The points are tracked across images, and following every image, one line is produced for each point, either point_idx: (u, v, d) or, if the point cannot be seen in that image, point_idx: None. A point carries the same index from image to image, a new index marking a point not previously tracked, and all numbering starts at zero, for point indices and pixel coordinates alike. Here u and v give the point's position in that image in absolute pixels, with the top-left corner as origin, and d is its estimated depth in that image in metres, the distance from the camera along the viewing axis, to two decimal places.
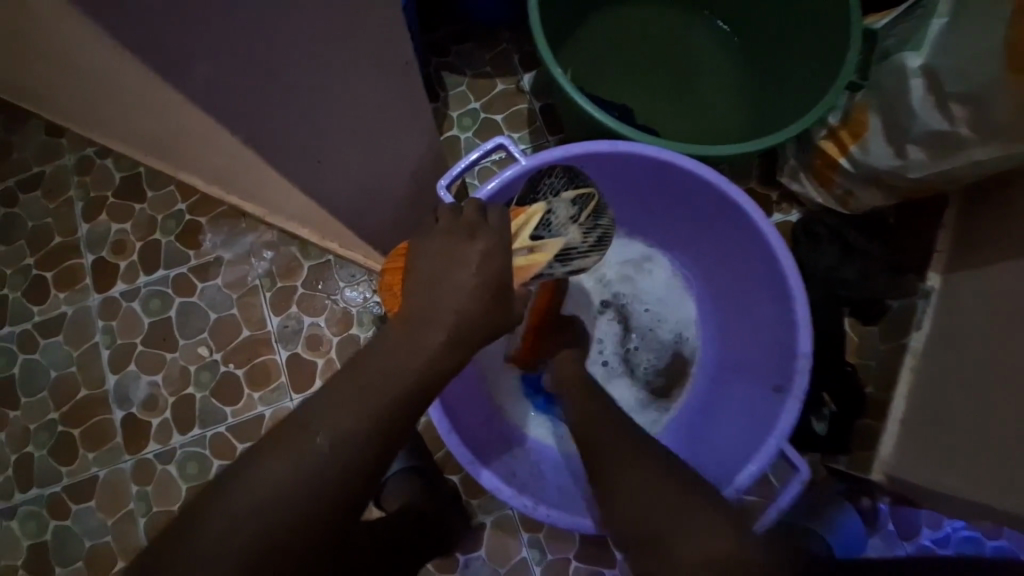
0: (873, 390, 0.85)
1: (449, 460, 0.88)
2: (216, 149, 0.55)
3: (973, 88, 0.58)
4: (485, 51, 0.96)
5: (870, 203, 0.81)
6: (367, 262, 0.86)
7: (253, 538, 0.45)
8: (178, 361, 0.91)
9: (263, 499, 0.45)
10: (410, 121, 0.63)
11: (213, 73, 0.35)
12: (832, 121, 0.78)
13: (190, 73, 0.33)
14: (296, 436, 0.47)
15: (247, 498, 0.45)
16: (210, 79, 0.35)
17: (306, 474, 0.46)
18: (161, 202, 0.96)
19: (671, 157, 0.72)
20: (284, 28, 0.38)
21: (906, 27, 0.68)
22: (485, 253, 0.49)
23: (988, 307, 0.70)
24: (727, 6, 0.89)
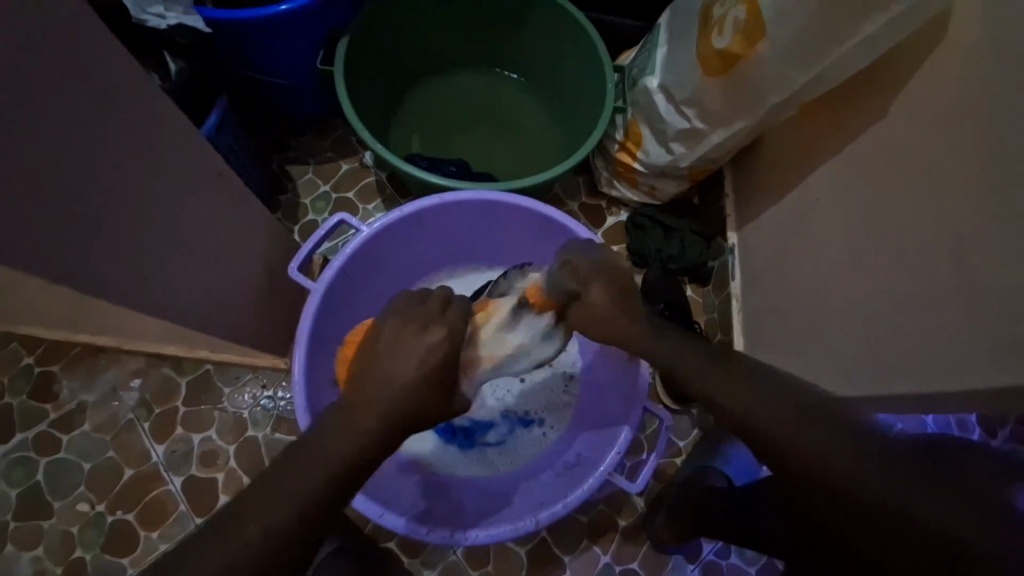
0: (722, 336, 1.00)
1: (380, 530, 0.89)
2: (35, 294, 0.56)
3: (692, 93, 0.79)
4: (322, 139, 1.03)
5: (669, 191, 0.98)
6: (244, 359, 0.87)
7: (259, 531, 0.48)
8: (57, 528, 0.85)
9: (269, 506, 0.49)
10: (230, 220, 0.69)
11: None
12: (618, 137, 0.94)
13: None
14: (285, 464, 0.51)
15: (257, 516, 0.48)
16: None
17: (297, 485, 0.50)
18: (5, 364, 0.90)
19: (493, 196, 0.83)
20: (59, 170, 0.43)
21: (642, 59, 0.89)
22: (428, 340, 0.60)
23: (773, 244, 0.89)
24: (514, 62, 1.04)
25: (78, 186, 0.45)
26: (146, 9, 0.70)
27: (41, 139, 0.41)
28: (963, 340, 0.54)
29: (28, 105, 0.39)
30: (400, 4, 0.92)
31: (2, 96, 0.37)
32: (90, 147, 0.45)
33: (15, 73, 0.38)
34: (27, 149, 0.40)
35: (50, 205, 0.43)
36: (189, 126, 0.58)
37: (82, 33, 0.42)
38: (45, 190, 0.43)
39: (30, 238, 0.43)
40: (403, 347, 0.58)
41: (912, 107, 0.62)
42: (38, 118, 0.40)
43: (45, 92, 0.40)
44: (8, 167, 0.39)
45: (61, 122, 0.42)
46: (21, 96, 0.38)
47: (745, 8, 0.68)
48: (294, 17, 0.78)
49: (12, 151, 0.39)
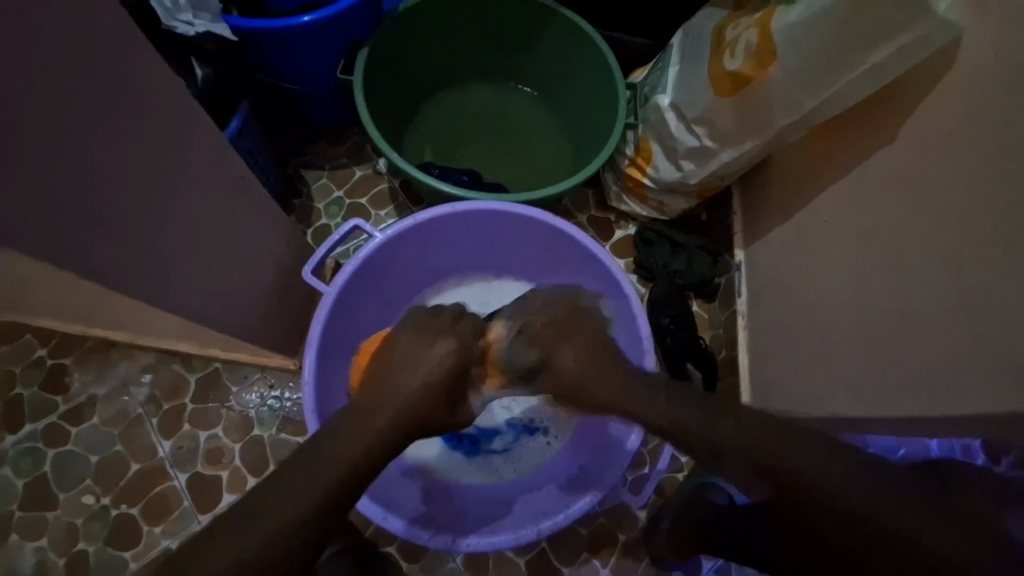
0: (726, 352, 1.01)
1: (380, 534, 0.89)
2: (56, 288, 0.58)
3: (703, 112, 0.80)
4: (338, 146, 1.06)
5: (677, 207, 0.99)
6: (254, 358, 0.88)
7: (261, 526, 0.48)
8: (62, 519, 0.86)
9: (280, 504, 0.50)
10: (247, 222, 0.70)
11: (24, 216, 0.41)
12: (629, 152, 0.96)
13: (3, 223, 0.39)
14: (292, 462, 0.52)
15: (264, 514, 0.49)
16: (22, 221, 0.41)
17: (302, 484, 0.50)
18: (19, 355, 0.92)
19: (504, 208, 0.84)
20: (90, 169, 0.45)
21: (654, 77, 0.91)
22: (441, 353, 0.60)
23: (779, 263, 0.90)
24: (529, 76, 1.07)
25: (105, 184, 0.47)
26: (175, 17, 0.74)
27: (75, 138, 0.42)
28: (967, 363, 0.55)
29: (65, 106, 0.41)
30: (420, 18, 0.94)
31: (42, 95, 0.39)
32: (120, 147, 0.47)
33: (55, 74, 0.39)
34: (61, 147, 0.42)
35: (80, 202, 0.45)
36: (214, 130, 0.60)
37: (121, 39, 0.44)
38: (75, 187, 0.44)
39: (58, 234, 0.44)
40: (418, 360, 0.59)
41: (919, 134, 0.63)
42: (74, 118, 0.42)
43: (82, 93, 0.42)
44: (41, 164, 0.41)
45: (95, 123, 0.44)
46: (60, 96, 0.40)
47: (758, 33, 0.72)
48: (316, 28, 0.80)
49: (47, 149, 0.41)
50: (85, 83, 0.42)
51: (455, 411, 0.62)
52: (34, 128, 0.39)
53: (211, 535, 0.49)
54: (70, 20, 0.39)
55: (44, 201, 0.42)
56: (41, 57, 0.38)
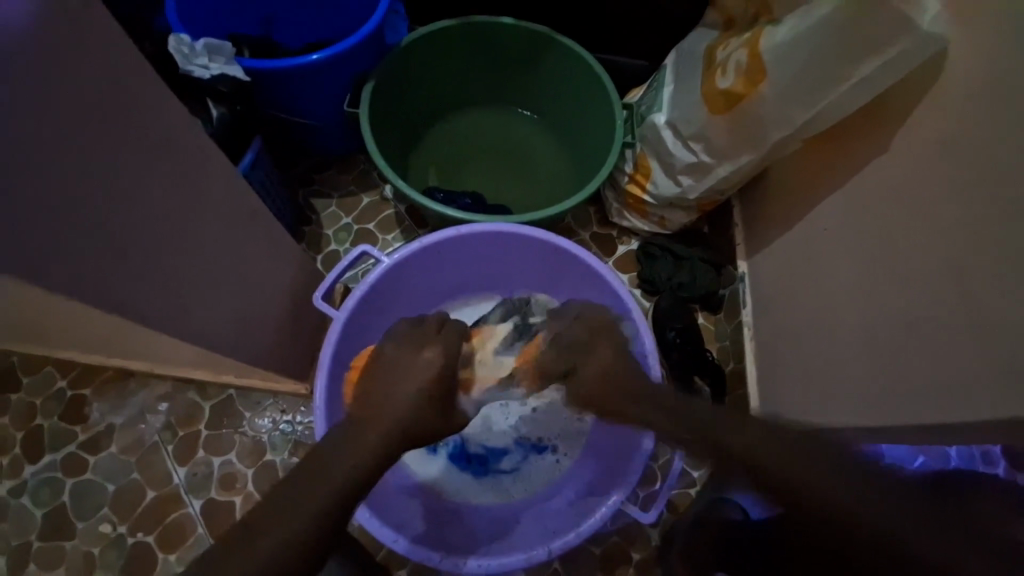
0: (735, 364, 1.00)
1: (393, 557, 0.89)
2: (77, 320, 0.60)
3: (698, 129, 0.82)
4: (345, 174, 1.09)
5: (678, 222, 1.01)
6: (266, 383, 0.90)
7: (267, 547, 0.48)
8: (80, 548, 0.87)
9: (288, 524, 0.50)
10: (259, 251, 0.73)
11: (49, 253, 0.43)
12: (628, 170, 0.98)
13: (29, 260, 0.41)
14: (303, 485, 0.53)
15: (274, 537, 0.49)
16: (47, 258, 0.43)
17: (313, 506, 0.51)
18: (40, 386, 0.95)
19: (507, 229, 0.86)
20: (111, 206, 0.47)
21: (650, 97, 0.93)
22: None
23: (782, 273, 0.90)
24: (528, 100, 1.10)
25: (124, 219, 0.49)
26: (192, 61, 0.79)
27: (96, 177, 0.45)
28: (973, 368, 0.54)
29: (88, 147, 0.43)
30: (422, 50, 0.98)
31: (67, 139, 0.41)
32: (138, 183, 0.50)
33: (78, 118, 0.42)
34: (84, 186, 0.44)
35: (101, 237, 0.47)
36: (227, 164, 0.62)
37: (140, 84, 0.47)
38: (96, 222, 0.47)
39: (78, 267, 0.46)
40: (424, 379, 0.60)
41: (912, 143, 0.64)
42: (97, 159, 0.45)
43: (104, 134, 0.45)
44: (66, 204, 0.43)
45: (115, 162, 0.46)
46: (83, 138, 0.43)
47: (747, 52, 0.74)
48: (326, 65, 0.84)
49: (71, 188, 0.43)
50: (106, 125, 0.44)
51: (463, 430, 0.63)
52: (58, 169, 0.42)
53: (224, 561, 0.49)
54: (93, 68, 0.42)
55: (68, 238, 0.44)
56: (65, 103, 0.41)
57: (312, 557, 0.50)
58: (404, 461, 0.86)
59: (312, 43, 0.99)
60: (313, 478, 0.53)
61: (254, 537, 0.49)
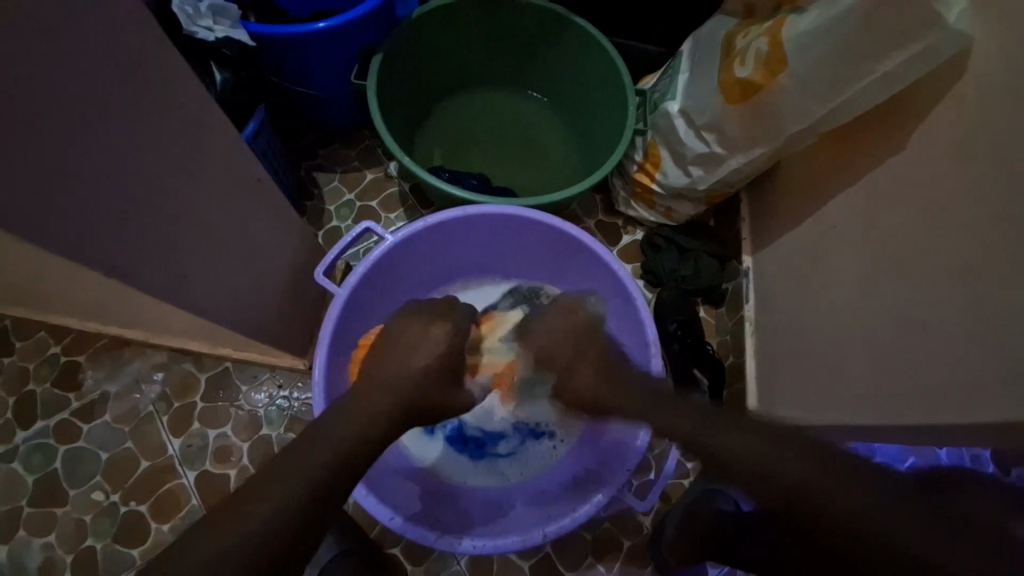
0: (734, 359, 1.01)
1: (386, 534, 0.89)
2: (73, 285, 0.59)
3: (712, 119, 0.81)
4: (349, 149, 1.07)
5: (685, 213, 1.00)
6: (263, 358, 0.89)
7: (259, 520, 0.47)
8: (71, 515, 0.86)
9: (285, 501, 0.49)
10: (260, 223, 0.71)
11: (46, 213, 0.42)
12: (637, 158, 0.96)
13: (26, 220, 0.40)
14: (301, 461, 0.52)
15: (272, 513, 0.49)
16: (44, 218, 0.41)
17: (311, 480, 0.51)
18: (33, 351, 0.94)
19: (513, 212, 0.85)
20: (111, 168, 0.46)
21: (664, 84, 0.91)
22: None
23: (787, 270, 0.90)
24: (538, 82, 1.08)
25: (124, 182, 0.48)
26: (197, 22, 0.76)
27: (95, 135, 0.43)
28: (976, 371, 0.54)
29: (86, 104, 0.42)
30: (432, 25, 0.95)
31: (65, 93, 0.40)
32: (139, 145, 0.48)
33: (76, 72, 0.40)
34: (82, 145, 0.42)
35: (99, 200, 0.46)
36: (230, 131, 0.61)
37: (144, 41, 0.45)
38: (96, 184, 0.45)
39: (75, 228, 0.45)
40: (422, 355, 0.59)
41: (928, 142, 0.63)
42: (97, 118, 0.43)
43: (104, 91, 0.43)
44: (65, 164, 0.42)
45: (115, 121, 0.45)
46: (82, 94, 0.41)
47: (768, 41, 0.72)
48: (332, 34, 0.82)
49: (68, 146, 0.41)
50: (106, 82, 0.43)
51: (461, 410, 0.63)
52: (55, 125, 0.40)
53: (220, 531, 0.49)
54: (92, 20, 0.40)
55: (66, 199, 0.43)
56: (62, 55, 0.39)
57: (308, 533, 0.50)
58: (402, 441, 0.87)
59: (320, 12, 0.96)
60: (310, 453, 0.53)
61: (249, 509, 0.49)
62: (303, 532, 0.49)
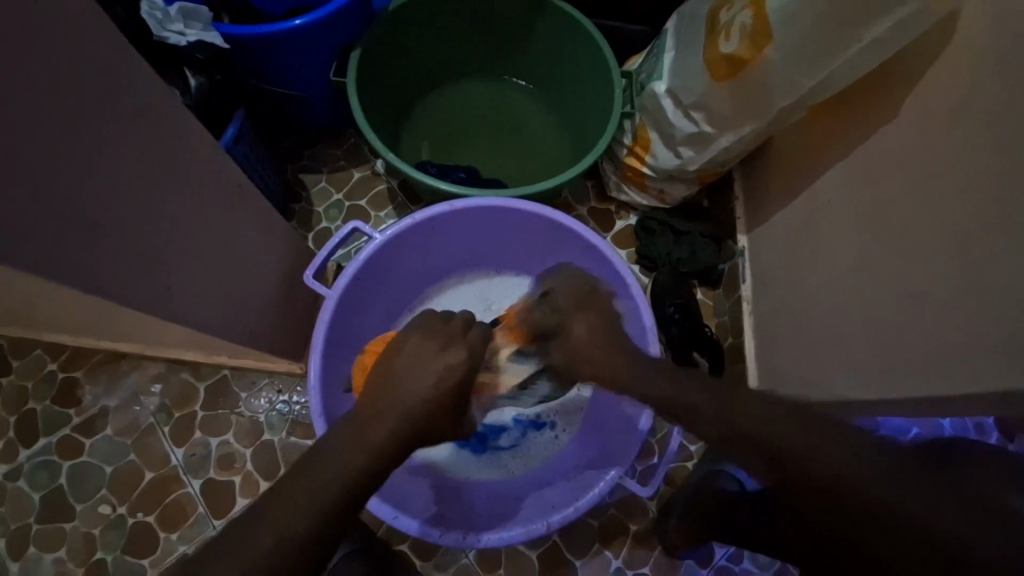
0: (732, 339, 1.00)
1: (393, 533, 0.90)
2: (60, 303, 0.58)
3: (699, 98, 0.79)
4: (335, 148, 1.06)
5: (678, 195, 0.98)
6: (260, 364, 0.89)
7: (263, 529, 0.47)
8: (80, 530, 0.87)
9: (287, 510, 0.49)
10: (247, 230, 0.70)
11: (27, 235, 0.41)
12: (627, 141, 0.95)
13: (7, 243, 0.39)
14: (301, 468, 0.52)
15: (275, 521, 0.49)
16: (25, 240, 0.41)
17: (313, 486, 0.51)
18: (30, 369, 0.93)
19: (502, 204, 0.84)
20: (90, 184, 0.45)
21: (650, 64, 0.89)
22: (446, 351, 0.60)
23: (782, 247, 0.89)
24: (523, 69, 1.06)
25: (105, 199, 0.47)
26: (166, 27, 0.75)
27: (72, 153, 0.42)
28: (976, 342, 0.54)
29: (61, 122, 0.41)
30: (411, 15, 0.93)
31: (35, 112, 0.39)
32: (118, 161, 0.47)
33: (47, 90, 0.39)
34: (58, 163, 0.42)
35: (80, 218, 0.45)
36: (209, 137, 0.60)
37: (113, 52, 0.44)
38: (76, 203, 0.44)
39: (57, 248, 0.44)
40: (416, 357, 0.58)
41: (921, 110, 0.62)
42: (71, 135, 0.42)
43: (78, 109, 0.42)
44: (42, 184, 0.41)
45: (91, 138, 0.44)
46: (54, 112, 0.40)
47: (752, 14, 0.70)
48: (309, 31, 0.80)
49: (47, 166, 0.41)
50: (79, 97, 0.42)
51: (458, 405, 0.62)
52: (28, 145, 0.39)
53: (222, 543, 0.49)
54: (58, 33, 0.39)
55: (44, 219, 0.42)
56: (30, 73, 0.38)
57: (311, 539, 0.49)
58: None
59: (295, 8, 0.94)
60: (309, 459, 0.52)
61: (252, 519, 0.49)
62: (306, 540, 0.49)
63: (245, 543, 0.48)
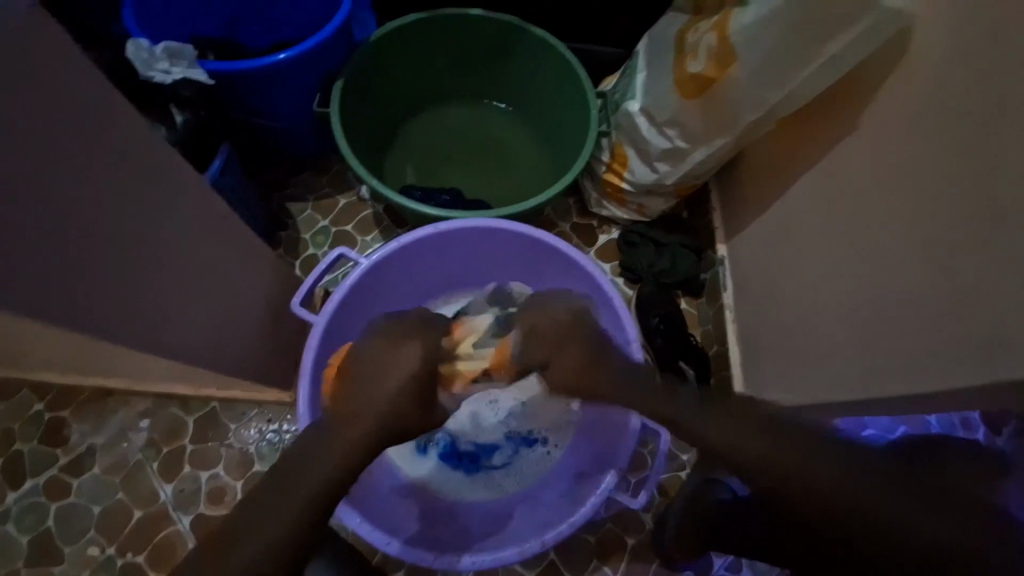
0: (718, 348, 1.02)
1: (389, 559, 0.88)
2: (44, 341, 0.58)
3: (671, 116, 0.82)
4: (320, 176, 1.07)
5: (657, 208, 1.01)
6: (249, 394, 0.89)
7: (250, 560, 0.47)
8: (67, 573, 0.85)
9: (275, 540, 0.49)
10: (232, 261, 0.71)
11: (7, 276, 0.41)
12: (605, 159, 0.97)
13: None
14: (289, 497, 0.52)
15: (263, 552, 0.49)
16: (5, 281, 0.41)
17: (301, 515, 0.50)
18: (15, 410, 0.92)
19: (484, 224, 0.85)
20: (72, 224, 0.46)
21: (624, 84, 0.93)
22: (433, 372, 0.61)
23: (759, 254, 0.92)
24: (502, 93, 1.09)
25: (88, 238, 0.48)
26: (152, 66, 0.76)
27: (53, 194, 0.43)
28: (947, 339, 0.56)
29: (41, 164, 0.42)
30: (391, 46, 0.96)
31: (17, 157, 0.40)
32: (100, 200, 0.48)
33: (29, 136, 0.40)
34: (40, 205, 0.42)
35: (63, 256, 0.46)
36: (193, 173, 0.61)
37: (95, 97, 0.46)
38: (57, 243, 0.45)
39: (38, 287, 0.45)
40: (398, 372, 0.59)
41: (877, 121, 0.65)
42: (53, 177, 0.43)
43: (60, 153, 0.43)
44: (23, 226, 0.42)
45: (72, 178, 0.45)
46: (37, 156, 0.41)
47: (716, 36, 0.74)
48: (292, 65, 0.82)
49: (29, 208, 0.42)
50: (60, 139, 0.43)
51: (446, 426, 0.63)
52: (9, 190, 0.40)
53: None
54: (41, 81, 0.40)
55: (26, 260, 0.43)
56: (12, 121, 0.39)
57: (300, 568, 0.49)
58: (395, 463, 0.86)
59: (278, 44, 0.96)
60: (295, 487, 0.52)
61: (238, 550, 0.49)
62: (295, 569, 0.49)
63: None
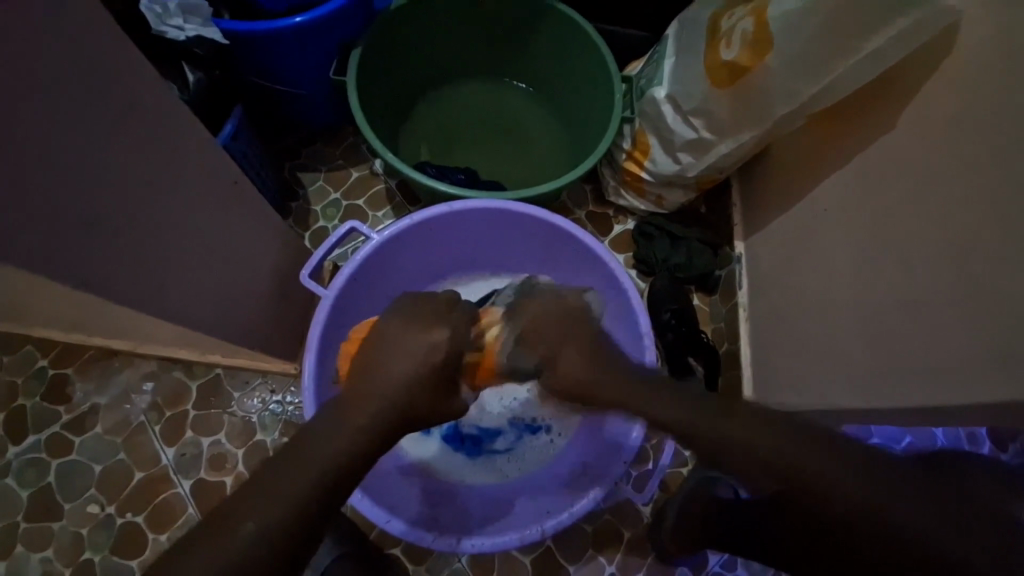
0: (729, 346, 1.00)
1: (386, 535, 0.89)
2: (52, 298, 0.58)
3: (699, 104, 0.80)
4: (334, 148, 1.05)
5: (676, 200, 0.98)
6: (254, 363, 0.88)
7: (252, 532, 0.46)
8: (68, 529, 0.86)
9: (280, 513, 0.49)
10: (241, 228, 0.70)
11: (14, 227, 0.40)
12: (626, 146, 0.95)
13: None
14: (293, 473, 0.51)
15: (267, 523, 0.48)
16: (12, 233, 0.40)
17: (306, 488, 0.50)
18: (20, 365, 0.92)
19: (499, 206, 0.83)
20: (84, 179, 0.44)
21: (651, 68, 0.90)
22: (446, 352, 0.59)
23: (779, 252, 0.89)
24: (523, 72, 1.06)
25: (101, 194, 0.47)
26: (166, 21, 0.74)
27: (66, 145, 0.42)
28: (973, 353, 0.54)
29: (50, 115, 0.40)
30: (412, 15, 0.93)
31: (28, 106, 0.38)
32: (112, 155, 0.46)
33: (39, 82, 0.39)
34: (49, 156, 0.41)
35: (73, 212, 0.45)
36: (206, 133, 0.59)
37: (106, 47, 0.43)
38: (69, 197, 0.44)
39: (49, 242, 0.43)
40: (411, 351, 0.58)
41: (917, 121, 0.62)
42: (65, 129, 0.41)
43: (72, 103, 0.41)
44: (35, 177, 0.40)
45: (85, 129, 0.43)
46: (48, 104, 0.40)
47: (753, 21, 0.71)
48: (309, 29, 0.80)
49: (40, 160, 0.40)
50: (71, 88, 0.41)
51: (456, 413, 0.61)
52: (23, 133, 0.38)
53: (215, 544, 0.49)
54: (55, 25, 0.38)
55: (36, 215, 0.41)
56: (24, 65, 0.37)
57: (303, 541, 0.49)
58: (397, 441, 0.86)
59: (296, 6, 0.93)
60: (300, 459, 0.51)
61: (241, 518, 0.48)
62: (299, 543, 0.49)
63: (234, 545, 0.47)
